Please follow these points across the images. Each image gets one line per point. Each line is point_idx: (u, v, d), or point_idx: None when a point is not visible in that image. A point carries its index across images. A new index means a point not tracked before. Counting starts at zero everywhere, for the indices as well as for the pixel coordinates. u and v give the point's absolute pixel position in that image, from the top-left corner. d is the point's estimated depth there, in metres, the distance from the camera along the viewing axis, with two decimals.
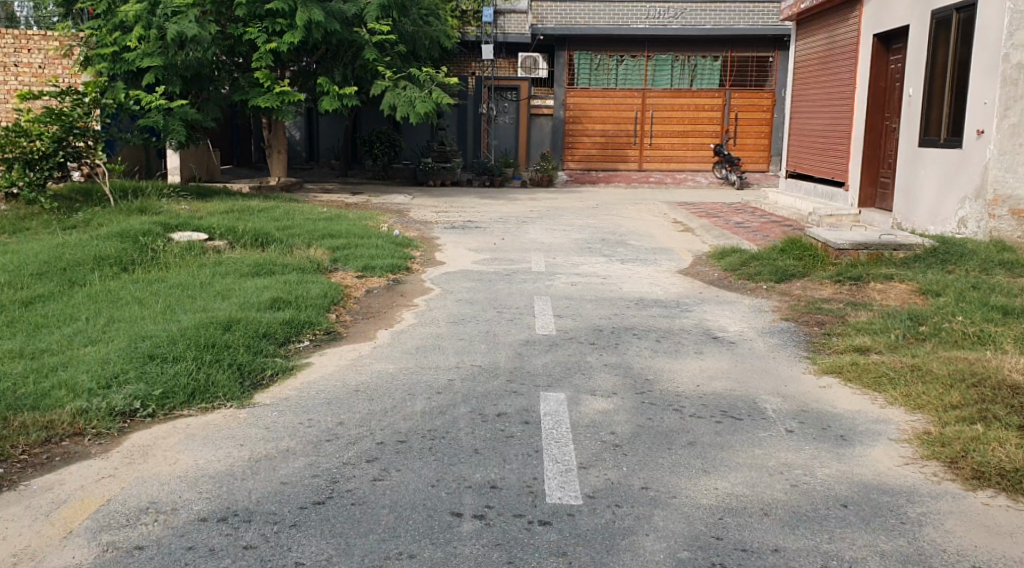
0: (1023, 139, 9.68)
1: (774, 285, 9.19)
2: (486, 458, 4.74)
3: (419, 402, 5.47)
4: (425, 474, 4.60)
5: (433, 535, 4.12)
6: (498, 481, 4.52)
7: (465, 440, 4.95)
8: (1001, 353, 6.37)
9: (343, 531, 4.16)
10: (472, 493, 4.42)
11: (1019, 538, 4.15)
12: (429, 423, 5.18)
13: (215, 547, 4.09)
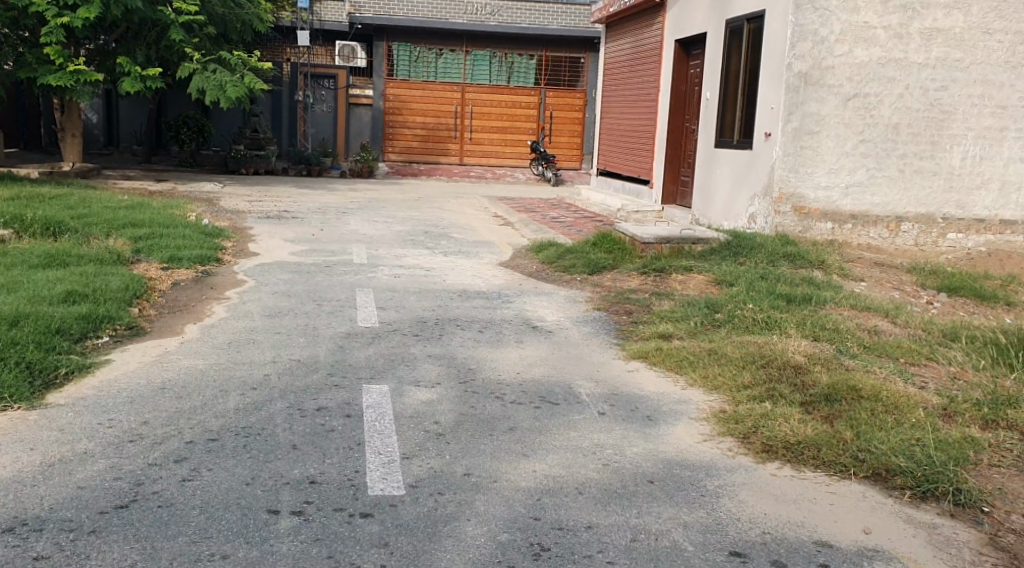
0: (803, 142, 10.44)
1: (587, 276, 9.56)
2: (305, 453, 4.77)
3: (232, 399, 5.42)
4: (240, 473, 4.58)
5: (248, 533, 4.10)
6: (317, 476, 4.56)
7: (282, 435, 4.96)
8: (785, 336, 6.97)
9: (149, 535, 4.08)
10: (290, 489, 4.43)
11: (800, 504, 4.56)
12: (243, 419, 5.15)
13: (3, 559, 3.91)
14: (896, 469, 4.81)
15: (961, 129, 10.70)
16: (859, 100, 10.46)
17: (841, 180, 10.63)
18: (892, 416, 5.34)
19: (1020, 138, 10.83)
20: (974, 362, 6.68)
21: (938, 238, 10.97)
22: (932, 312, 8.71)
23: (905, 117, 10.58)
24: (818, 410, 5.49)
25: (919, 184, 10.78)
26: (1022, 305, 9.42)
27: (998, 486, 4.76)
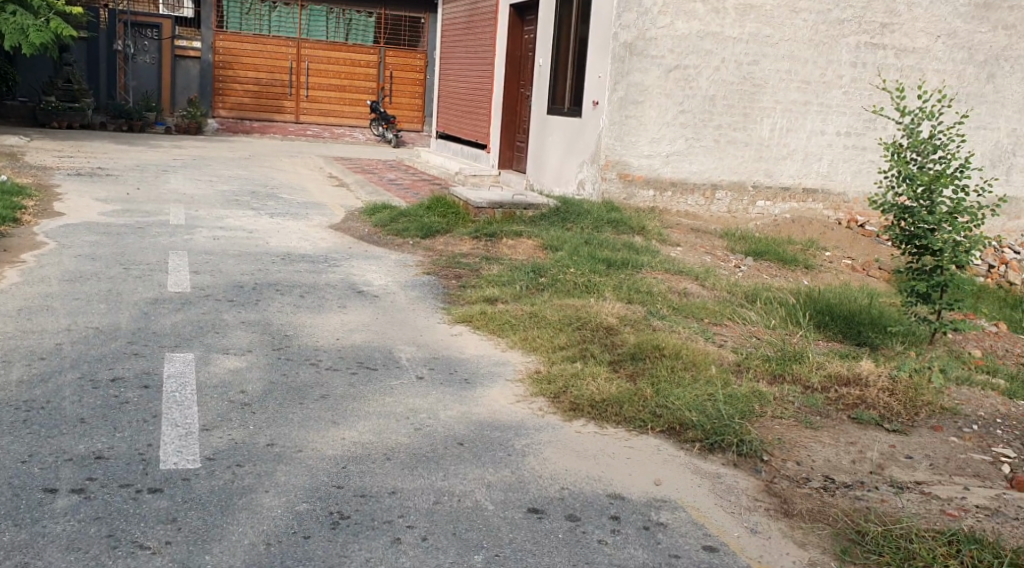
0: (628, 111, 10.72)
1: (419, 240, 9.48)
2: (93, 427, 4.57)
3: (16, 371, 5.12)
4: (17, 450, 4.33)
5: (20, 515, 3.88)
6: (105, 451, 4.37)
7: (69, 409, 4.73)
8: (603, 299, 7.16)
9: None
10: (72, 466, 4.23)
11: (599, 461, 4.77)
12: (27, 393, 4.87)
13: None
14: (689, 423, 5.18)
15: (770, 102, 11.22)
16: (678, 71, 10.78)
17: (663, 149, 10.96)
18: (690, 372, 5.80)
19: (821, 112, 11.43)
20: (768, 322, 7.10)
21: (749, 205, 11.49)
22: (739, 275, 9.15)
23: (721, 89, 10.99)
24: (624, 367, 5.86)
25: (732, 154, 11.24)
26: (820, 268, 10.03)
27: (778, 436, 5.22)
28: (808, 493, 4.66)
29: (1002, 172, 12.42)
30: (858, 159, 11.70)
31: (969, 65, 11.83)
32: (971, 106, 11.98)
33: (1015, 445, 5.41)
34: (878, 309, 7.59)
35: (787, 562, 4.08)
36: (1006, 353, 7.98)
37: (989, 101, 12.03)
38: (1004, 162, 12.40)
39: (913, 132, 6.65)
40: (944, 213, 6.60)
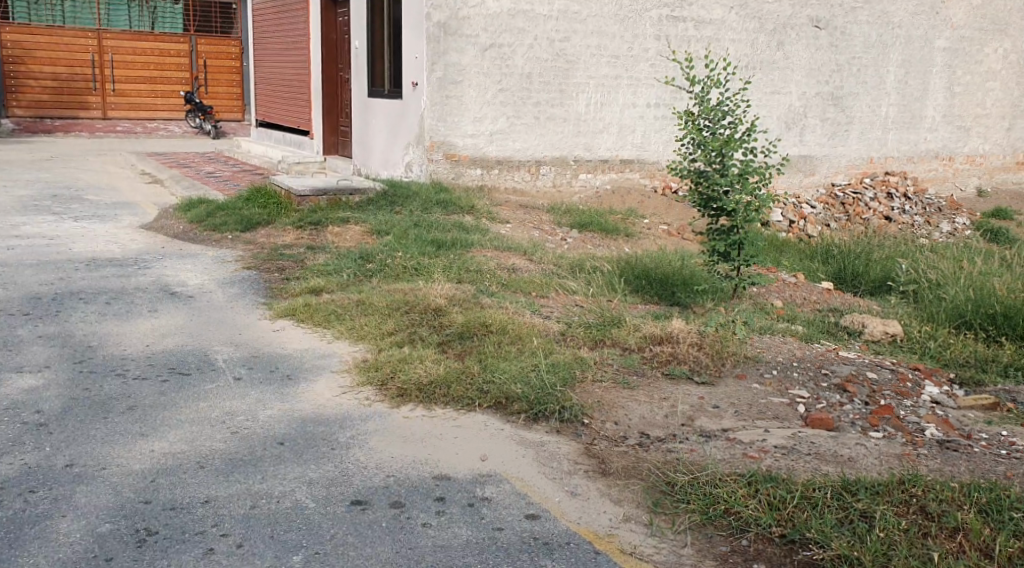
0: (447, 91, 10.67)
1: (240, 234, 9.14)
2: None
3: None
4: None
5: None
6: None
7: None
8: (432, 282, 7.12)
9: None
10: None
11: (425, 443, 4.82)
12: None
13: None
14: (514, 396, 5.27)
15: (584, 78, 11.41)
16: (494, 50, 10.80)
17: (486, 127, 10.98)
18: (516, 345, 5.85)
19: (631, 85, 11.74)
20: (589, 290, 7.26)
21: (572, 178, 11.67)
22: (565, 247, 9.28)
23: (536, 66, 11.09)
24: (452, 347, 5.86)
25: (552, 130, 11.39)
26: (640, 236, 10.34)
27: (597, 398, 5.41)
28: (624, 450, 4.95)
29: (794, 134, 13.17)
30: (668, 129, 12.17)
31: (760, 34, 12.46)
32: (751, 73, 12.51)
33: (809, 386, 5.87)
34: (688, 270, 7.88)
35: (604, 521, 4.36)
36: (804, 301, 8.45)
37: (779, 67, 12.71)
38: (797, 125, 13.16)
39: (703, 101, 6.90)
40: (734, 174, 6.92)
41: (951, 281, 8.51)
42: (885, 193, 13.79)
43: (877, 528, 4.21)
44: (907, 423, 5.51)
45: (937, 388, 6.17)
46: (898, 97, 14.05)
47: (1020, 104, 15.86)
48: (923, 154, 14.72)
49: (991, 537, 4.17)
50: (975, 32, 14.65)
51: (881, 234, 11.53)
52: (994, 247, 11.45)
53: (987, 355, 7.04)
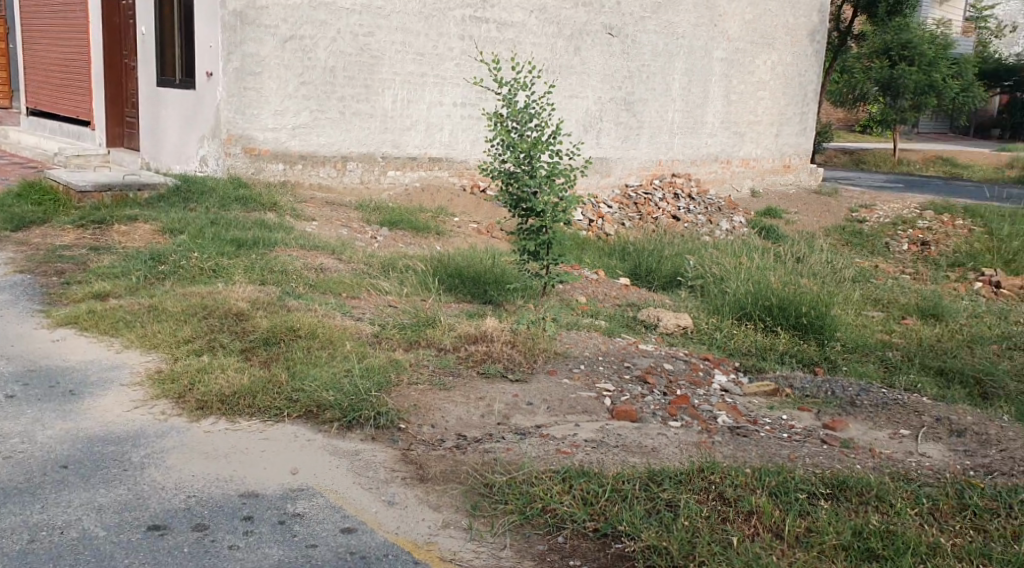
0: (246, 82, 10.16)
1: (12, 234, 8.35)
2: None
3: None
4: None
5: None
6: None
7: None
8: (232, 284, 6.69)
9: None
10: None
11: (229, 458, 4.49)
12: None
13: None
14: (326, 404, 4.99)
15: (389, 74, 11.16)
16: (295, 42, 10.37)
17: (287, 121, 10.54)
18: (326, 350, 5.56)
19: (437, 84, 11.59)
20: (402, 290, 7.04)
21: (380, 175, 11.39)
22: (375, 246, 9.02)
23: (340, 60, 10.73)
24: (257, 354, 5.49)
25: (358, 126, 11.06)
26: (450, 234, 10.21)
27: (413, 402, 5.21)
28: (441, 454, 4.79)
29: (592, 137, 13.40)
30: (475, 128, 12.10)
31: (558, 39, 12.61)
32: (557, 77, 12.73)
33: (614, 379, 5.91)
34: (499, 267, 7.78)
35: (422, 529, 4.22)
36: (605, 297, 8.54)
37: (577, 72, 12.90)
38: (594, 128, 13.40)
39: (511, 102, 6.83)
40: (542, 175, 6.87)
41: (733, 275, 8.91)
42: (672, 194, 14.16)
43: (681, 516, 4.36)
44: (702, 411, 5.68)
45: (724, 375, 6.55)
46: (683, 104, 14.53)
47: (786, 113, 16.69)
48: (705, 157, 15.26)
49: (780, 518, 4.44)
50: (749, 45, 15.37)
51: (668, 233, 11.69)
52: (771, 245, 11.92)
53: (764, 345, 7.61)
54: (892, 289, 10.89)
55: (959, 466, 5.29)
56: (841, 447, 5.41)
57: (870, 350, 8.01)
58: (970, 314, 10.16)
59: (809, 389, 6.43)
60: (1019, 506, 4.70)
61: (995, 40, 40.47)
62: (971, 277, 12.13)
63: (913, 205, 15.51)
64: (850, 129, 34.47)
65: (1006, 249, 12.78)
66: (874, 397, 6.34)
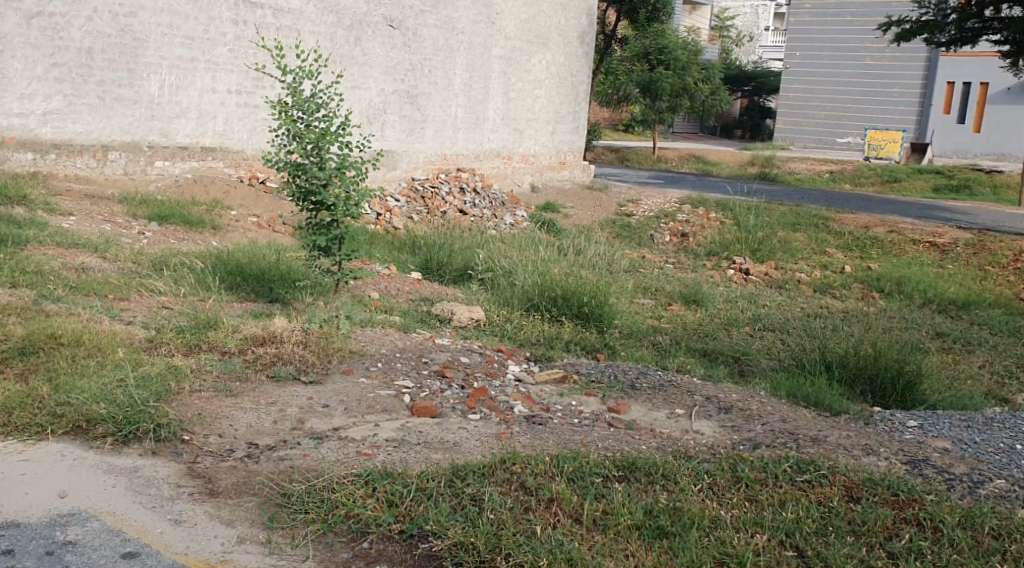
0: None
1: None
2: None
3: None
4: None
5: None
6: None
7: None
8: None
9: None
10: None
11: None
12: None
13: None
14: (96, 418, 4.56)
15: (155, 58, 10.43)
16: (43, 18, 9.57)
17: (37, 107, 9.68)
18: (94, 358, 5.06)
19: (209, 69, 10.92)
20: (178, 291, 6.50)
21: (146, 166, 10.63)
22: (143, 242, 8.38)
23: (97, 41, 9.96)
24: (11, 365, 4.92)
25: (121, 113, 10.28)
26: (228, 229, 9.65)
27: (196, 411, 4.83)
28: (232, 465, 4.45)
29: (376, 128, 13.12)
30: (253, 116, 11.46)
31: (338, 28, 12.24)
32: (345, 67, 12.43)
33: (412, 375, 5.70)
34: (285, 264, 7.34)
35: (215, 547, 3.91)
36: (398, 292, 8.29)
37: (358, 63, 12.58)
38: (378, 120, 13.10)
39: (296, 91, 6.46)
40: (332, 167, 6.56)
41: (521, 268, 8.85)
42: (458, 188, 13.98)
43: (486, 510, 4.23)
44: (499, 403, 5.55)
45: (517, 365, 6.51)
46: (465, 99, 14.47)
47: (560, 111, 16.81)
48: (487, 153, 15.23)
49: (579, 503, 4.39)
50: (524, 44, 15.48)
51: (457, 228, 11.42)
52: (551, 237, 11.93)
53: (551, 334, 7.66)
54: (658, 278, 11.56)
55: (729, 441, 5.45)
56: (626, 429, 5.46)
57: (642, 336, 8.40)
58: (725, 299, 10.91)
59: (594, 375, 6.51)
60: (784, 475, 4.84)
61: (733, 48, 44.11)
62: (724, 265, 12.94)
63: (671, 199, 16.15)
64: (613, 128, 35.75)
65: (751, 238, 13.56)
66: (652, 380, 6.48)
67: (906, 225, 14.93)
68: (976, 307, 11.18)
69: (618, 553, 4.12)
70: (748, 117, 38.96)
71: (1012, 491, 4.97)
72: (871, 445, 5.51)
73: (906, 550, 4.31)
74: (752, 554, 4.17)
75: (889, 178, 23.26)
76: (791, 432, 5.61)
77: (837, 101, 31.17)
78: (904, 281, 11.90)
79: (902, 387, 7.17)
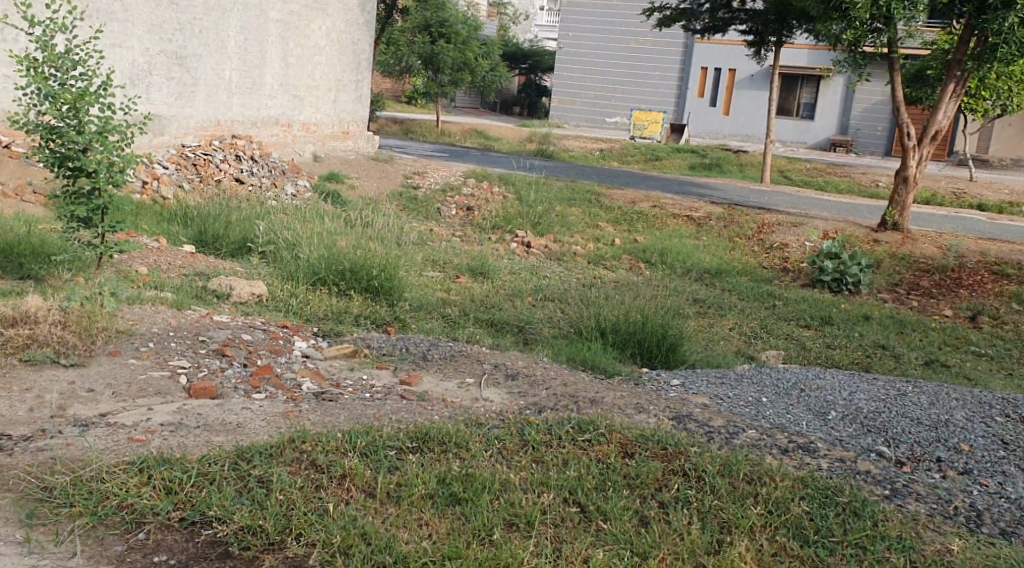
0: None
1: None
2: None
3: None
4: None
5: None
6: None
7: None
8: None
9: None
10: None
11: None
12: None
13: None
14: None
15: None
16: None
17: None
18: None
19: None
20: None
21: None
22: None
23: None
24: None
25: None
26: None
27: None
28: None
29: (141, 91, 11.86)
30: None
31: None
32: (103, 21, 11.11)
33: (189, 355, 5.33)
34: (37, 236, 6.80)
35: None
36: (169, 266, 7.78)
37: (118, 18, 11.31)
38: (142, 81, 11.86)
39: (47, 45, 5.85)
40: (91, 132, 6.03)
41: (305, 240, 8.51)
42: (233, 156, 13.09)
43: (275, 491, 4.00)
44: (285, 381, 5.29)
45: (304, 341, 6.21)
46: (239, 62, 13.69)
47: (341, 79, 16.35)
48: (265, 119, 14.52)
49: (373, 477, 4.22)
50: (302, 8, 14.93)
51: (233, 197, 10.88)
52: (332, 208, 11.55)
53: (339, 308, 7.40)
54: (446, 250, 11.53)
55: (514, 407, 5.44)
56: (418, 400, 5.32)
57: (432, 308, 8.30)
58: (509, 271, 11.06)
59: (384, 348, 6.35)
60: (566, 436, 4.88)
61: (512, 26, 44.53)
62: (508, 238, 13.08)
63: (456, 173, 16.13)
64: (397, 99, 35.45)
65: (532, 213, 13.77)
66: (442, 350, 6.40)
67: (668, 200, 15.57)
68: (729, 275, 12.05)
69: (412, 522, 3.98)
70: (526, 95, 39.45)
71: (765, 439, 5.23)
72: (641, 403, 5.65)
73: (673, 498, 4.44)
74: (539, 513, 4.17)
75: (652, 156, 24.43)
76: (571, 394, 5.67)
77: (606, 80, 32.44)
78: (667, 252, 12.53)
79: (666, 348, 7.51)
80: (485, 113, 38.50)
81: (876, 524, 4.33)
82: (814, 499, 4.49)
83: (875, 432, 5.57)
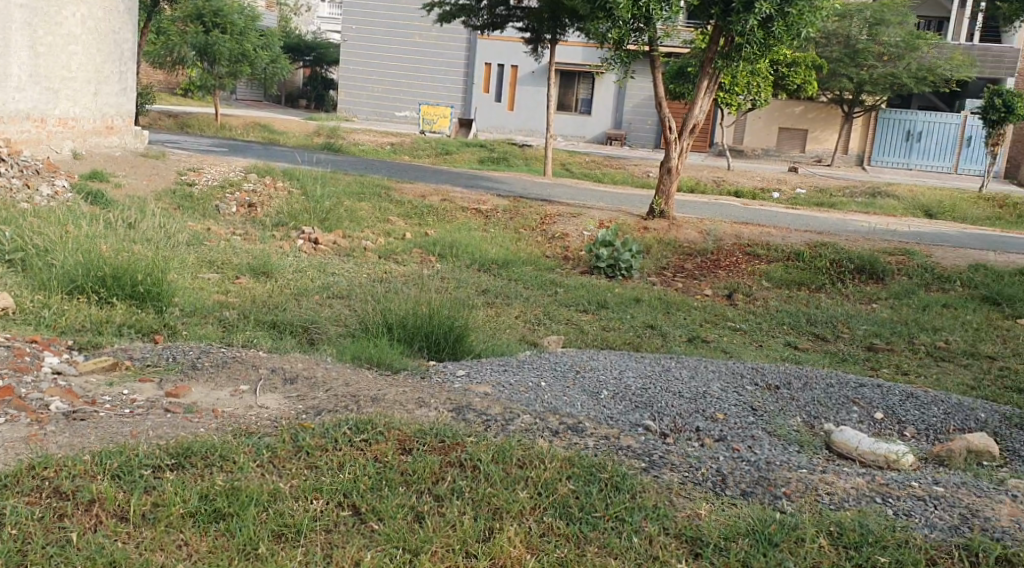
0: None
1: None
2: None
3: None
4: None
5: None
6: None
7: None
8: None
9: None
10: None
11: None
12: None
13: None
14: None
15: None
16: None
17: None
18: None
19: None
20: None
21: None
22: None
23: None
24: None
25: None
26: None
27: None
28: None
29: None
30: None
31: None
32: None
33: None
34: None
35: None
36: None
37: None
38: None
39: None
40: None
41: (61, 245, 7.91)
42: None
43: (9, 525, 3.79)
44: (30, 401, 4.92)
45: (58, 357, 5.79)
46: None
47: (102, 70, 15.29)
48: (13, 114, 13.48)
49: (125, 499, 4.01)
50: None
51: None
52: (95, 209, 10.83)
53: (99, 318, 6.97)
54: (225, 250, 11.07)
55: (292, 412, 5.26)
56: (185, 413, 5.05)
57: (207, 312, 7.95)
58: (294, 269, 10.76)
59: (149, 359, 6.01)
60: (344, 438, 4.75)
61: (294, 18, 43.52)
62: (293, 235, 12.73)
63: (236, 168, 15.55)
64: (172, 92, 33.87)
65: (318, 208, 13.48)
66: (214, 358, 6.11)
67: (457, 193, 15.63)
68: (515, 265, 12.22)
69: (170, 544, 3.83)
70: (311, 88, 38.84)
71: (539, 423, 5.33)
72: (422, 397, 5.61)
73: (449, 491, 4.44)
74: (310, 520, 4.06)
75: (442, 151, 24.55)
76: (352, 394, 5.55)
77: (390, 73, 32.26)
78: (456, 245, 12.57)
79: (453, 340, 7.50)
80: (268, 106, 37.40)
81: (635, 496, 4.50)
82: (580, 478, 4.61)
83: (642, 408, 5.85)
